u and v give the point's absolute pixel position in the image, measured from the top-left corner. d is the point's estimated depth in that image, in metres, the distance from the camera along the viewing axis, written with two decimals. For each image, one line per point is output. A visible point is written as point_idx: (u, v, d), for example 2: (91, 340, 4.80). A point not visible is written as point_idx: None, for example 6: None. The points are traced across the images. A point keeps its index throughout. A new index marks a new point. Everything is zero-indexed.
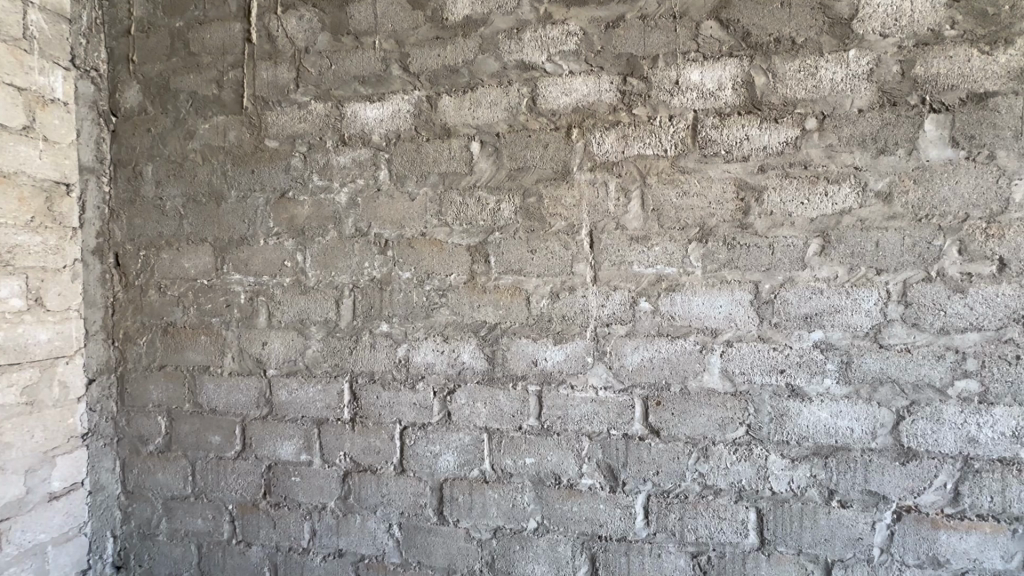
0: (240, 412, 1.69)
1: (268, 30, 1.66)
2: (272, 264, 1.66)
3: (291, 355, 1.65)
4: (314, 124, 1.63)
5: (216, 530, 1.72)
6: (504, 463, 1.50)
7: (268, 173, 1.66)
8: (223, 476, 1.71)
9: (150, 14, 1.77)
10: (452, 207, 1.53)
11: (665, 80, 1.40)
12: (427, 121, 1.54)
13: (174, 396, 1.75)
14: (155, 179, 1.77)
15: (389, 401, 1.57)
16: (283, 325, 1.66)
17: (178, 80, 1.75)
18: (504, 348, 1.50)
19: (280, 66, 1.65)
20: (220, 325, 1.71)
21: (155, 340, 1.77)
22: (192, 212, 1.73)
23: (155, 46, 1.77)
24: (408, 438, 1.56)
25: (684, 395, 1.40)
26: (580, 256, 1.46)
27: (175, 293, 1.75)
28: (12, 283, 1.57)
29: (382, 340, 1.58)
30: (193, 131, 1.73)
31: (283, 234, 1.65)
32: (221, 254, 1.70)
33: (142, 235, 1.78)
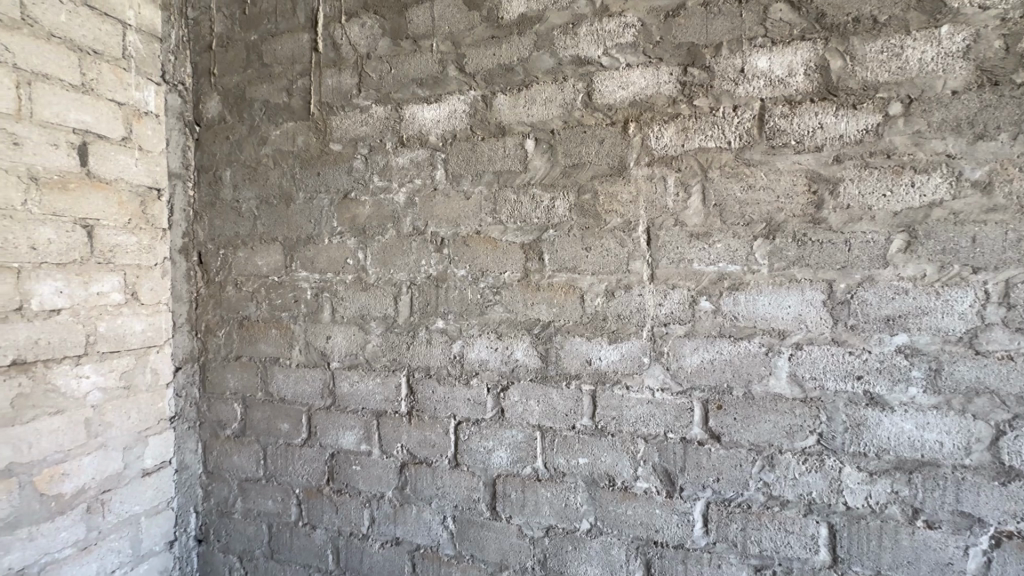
0: (306, 401, 1.79)
1: (332, 39, 1.74)
2: (336, 262, 1.74)
3: (352, 348, 1.73)
4: (374, 127, 1.69)
5: (284, 511, 1.83)
6: (556, 462, 1.50)
7: (332, 175, 1.74)
8: (291, 461, 1.81)
9: (229, 30, 1.91)
10: (507, 205, 1.54)
11: (729, 68, 1.33)
12: (482, 120, 1.56)
13: (248, 384, 1.88)
14: (232, 183, 1.90)
15: (444, 396, 1.61)
16: (345, 320, 1.73)
17: (253, 90, 1.87)
18: (557, 346, 1.49)
19: (344, 72, 1.73)
20: (289, 319, 1.82)
21: (232, 332, 1.91)
22: (265, 213, 1.85)
23: (233, 59, 1.90)
24: (462, 432, 1.59)
25: (748, 400, 1.33)
26: (636, 253, 1.42)
27: (249, 289, 1.88)
28: (113, 279, 1.74)
29: (438, 337, 1.61)
30: (265, 137, 1.85)
31: (346, 233, 1.73)
32: (290, 252, 1.81)
33: (221, 234, 1.92)
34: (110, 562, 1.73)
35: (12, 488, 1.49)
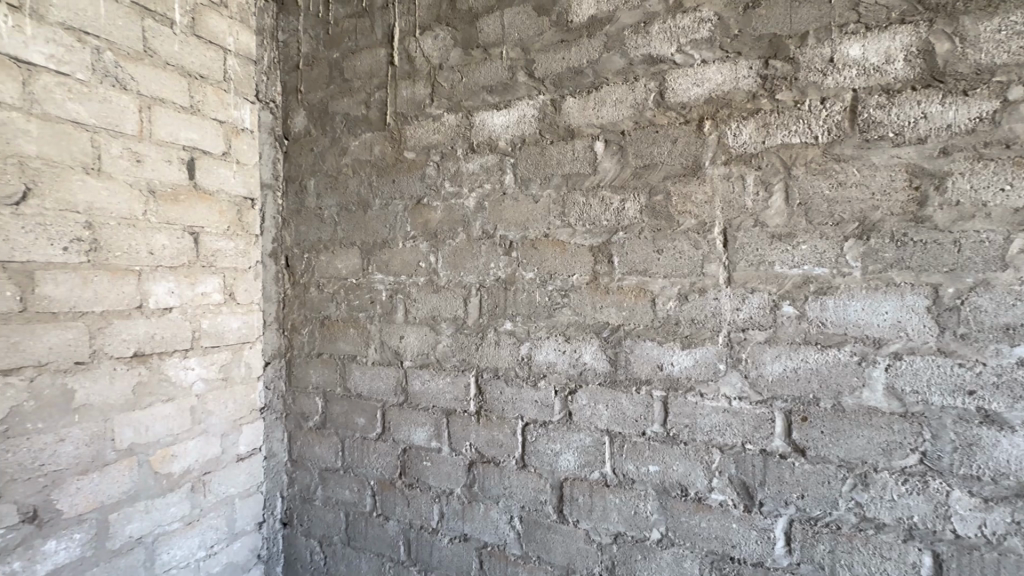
0: (381, 398, 1.88)
1: (407, 52, 1.82)
2: (409, 264, 1.82)
3: (424, 348, 1.79)
4: (446, 135, 1.75)
5: (360, 501, 1.93)
6: (626, 468, 1.47)
7: (406, 182, 1.83)
8: (366, 454, 1.91)
9: (314, 49, 2.05)
10: (576, 208, 1.54)
11: (816, 58, 1.26)
12: (551, 124, 1.57)
13: (328, 379, 2.00)
14: (316, 191, 2.04)
15: (512, 396, 1.63)
16: (417, 320, 1.81)
17: (335, 104, 1.99)
18: (627, 350, 1.47)
19: (418, 83, 1.80)
20: (365, 319, 1.92)
21: (315, 331, 2.04)
22: (345, 219, 1.97)
23: (317, 76, 2.04)
24: (530, 434, 1.60)
25: (838, 412, 1.24)
26: (712, 255, 1.37)
27: (330, 290, 2.00)
28: (214, 280, 1.93)
29: (507, 338, 1.64)
30: (346, 147, 1.96)
31: (419, 238, 1.80)
32: (367, 256, 1.91)
33: (306, 239, 2.07)
34: (210, 538, 1.90)
35: (134, 464, 1.68)
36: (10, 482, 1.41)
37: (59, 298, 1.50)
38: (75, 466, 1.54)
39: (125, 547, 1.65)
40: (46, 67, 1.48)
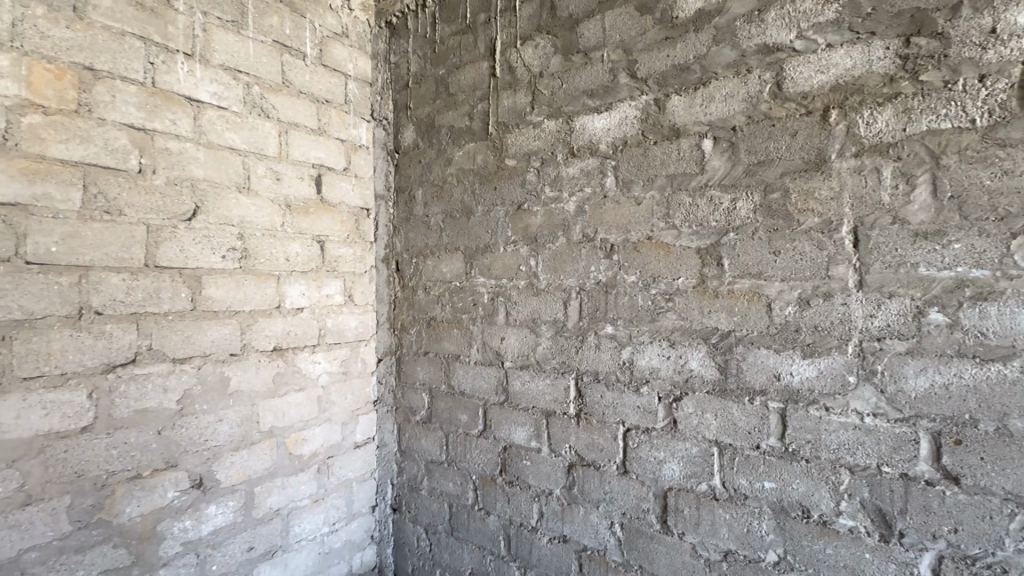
0: (483, 396, 1.96)
1: (509, 63, 1.89)
2: (510, 268, 1.88)
3: (524, 350, 1.84)
4: (546, 141, 1.78)
5: (463, 494, 2.03)
6: (737, 483, 1.39)
7: (507, 188, 1.89)
8: (469, 449, 2.00)
9: (422, 67, 2.19)
10: (681, 209, 1.49)
11: (972, 31, 1.11)
12: (655, 124, 1.54)
13: (434, 377, 2.13)
14: (423, 200, 2.18)
15: (613, 401, 1.61)
16: (518, 322, 1.86)
17: (441, 118, 2.12)
18: (739, 357, 1.39)
19: (519, 92, 1.86)
20: (468, 320, 2.01)
21: (421, 331, 2.18)
22: (449, 225, 2.08)
23: (424, 92, 2.18)
24: (631, 440, 1.58)
25: (1003, 437, 1.08)
26: (838, 257, 1.25)
27: (435, 292, 2.13)
28: (336, 283, 2.14)
29: (607, 342, 1.63)
30: (450, 158, 2.08)
31: (519, 242, 1.85)
32: (470, 260, 2.00)
33: (414, 245, 2.22)
34: (332, 515, 2.11)
35: (274, 445, 1.92)
36: (183, 453, 1.68)
37: (219, 299, 1.76)
38: (230, 443, 1.79)
39: (266, 517, 1.89)
40: (211, 103, 1.75)
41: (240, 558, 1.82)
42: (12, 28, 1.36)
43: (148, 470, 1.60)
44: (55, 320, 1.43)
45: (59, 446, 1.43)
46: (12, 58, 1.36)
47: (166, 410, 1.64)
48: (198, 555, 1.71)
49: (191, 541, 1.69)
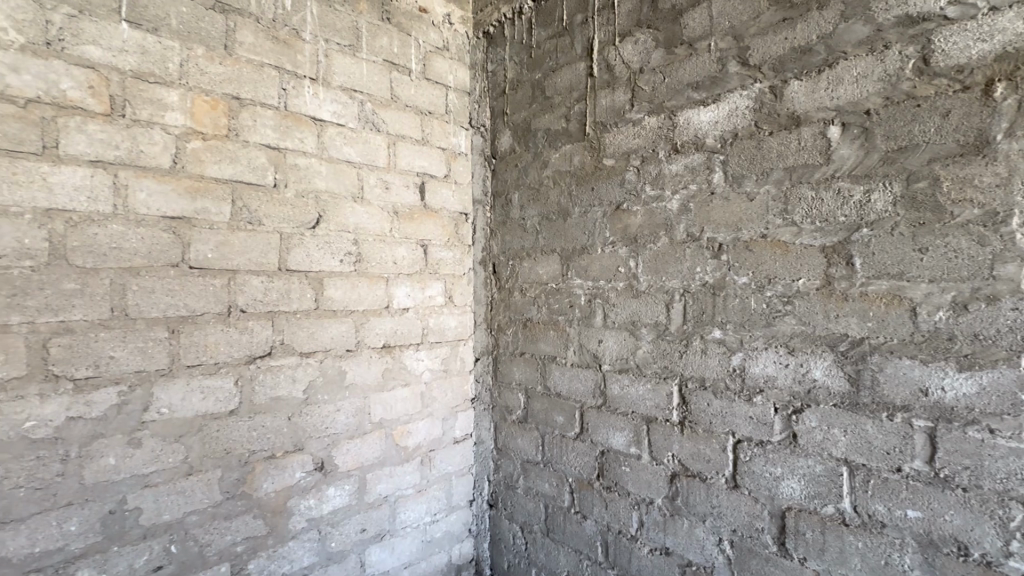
0: (579, 398, 1.94)
1: (607, 61, 1.86)
2: (608, 270, 1.85)
3: (623, 353, 1.80)
4: (647, 138, 1.73)
5: (559, 496, 2.03)
6: (873, 508, 1.25)
7: (605, 189, 1.86)
8: (565, 451, 2.00)
9: (518, 73, 2.23)
10: (802, 204, 1.37)
11: None
12: (770, 113, 1.43)
13: (530, 377, 2.15)
14: (520, 203, 2.22)
15: (722, 410, 1.52)
16: (616, 325, 1.82)
17: (537, 121, 2.14)
18: (874, 367, 1.24)
19: (617, 90, 1.83)
20: (565, 322, 2.01)
21: (517, 332, 2.21)
22: (546, 228, 2.10)
23: (521, 97, 2.22)
24: (743, 452, 1.48)
25: None
26: (1006, 255, 1.09)
27: (531, 294, 2.15)
28: (438, 285, 2.24)
29: (715, 347, 1.54)
30: (547, 160, 2.09)
31: (618, 243, 1.81)
32: (567, 262, 2.00)
33: (510, 248, 2.26)
34: (434, 506, 2.22)
35: (383, 436, 2.06)
36: (308, 438, 1.86)
37: (338, 299, 1.93)
38: (346, 431, 1.95)
39: (377, 502, 2.04)
40: (332, 121, 1.93)
41: (355, 538, 1.97)
42: (180, 67, 1.60)
43: (280, 451, 1.79)
44: (211, 316, 1.65)
45: (213, 425, 1.65)
46: (180, 94, 1.60)
47: (294, 399, 1.82)
48: (320, 531, 1.88)
49: (314, 518, 1.87)
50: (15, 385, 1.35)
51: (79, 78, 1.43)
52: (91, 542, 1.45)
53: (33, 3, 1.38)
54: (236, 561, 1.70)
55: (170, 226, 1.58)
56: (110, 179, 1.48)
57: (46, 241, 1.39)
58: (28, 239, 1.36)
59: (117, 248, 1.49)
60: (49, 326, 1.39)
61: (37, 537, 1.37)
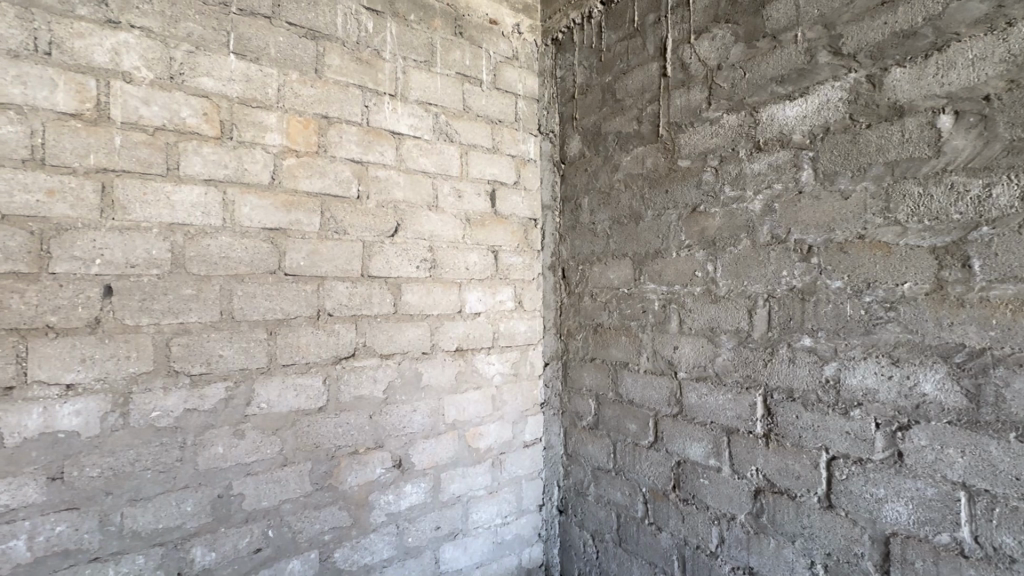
0: (654, 406, 1.90)
1: (682, 59, 1.82)
2: (684, 274, 1.79)
3: (700, 360, 1.73)
4: (726, 137, 1.67)
5: (632, 505, 1.99)
6: (997, 539, 1.15)
7: (681, 191, 1.81)
8: (638, 460, 1.96)
9: (588, 78, 2.23)
10: (907, 201, 1.27)
11: None
12: (868, 105, 1.34)
13: (601, 383, 2.13)
14: (590, 208, 2.21)
15: (814, 423, 1.44)
16: (693, 331, 1.76)
17: (607, 125, 2.12)
18: (998, 383, 1.15)
19: (693, 89, 1.78)
20: (638, 328, 1.97)
21: (588, 337, 2.20)
22: (617, 232, 2.07)
23: (591, 102, 2.22)
24: (838, 470, 1.40)
25: None
26: None
27: (602, 299, 2.13)
28: (508, 290, 2.28)
29: (805, 356, 1.46)
30: (618, 164, 2.07)
31: (695, 246, 1.76)
32: (639, 266, 1.96)
33: (580, 253, 2.25)
34: (505, 508, 2.25)
35: (456, 437, 2.12)
36: (388, 436, 1.95)
37: (414, 304, 2.02)
38: (422, 431, 2.03)
39: (450, 501, 2.10)
40: (409, 134, 2.03)
41: (430, 534, 2.04)
42: (278, 92, 1.75)
43: (362, 448, 1.90)
44: (302, 319, 1.78)
45: (305, 421, 1.78)
46: (278, 116, 1.75)
47: (374, 398, 1.92)
48: (398, 526, 1.97)
49: (393, 513, 1.96)
50: (145, 379, 1.53)
51: (196, 106, 1.61)
52: (203, 522, 1.61)
53: (160, 43, 1.56)
54: (323, 549, 1.81)
55: (268, 236, 1.73)
56: (220, 196, 1.64)
57: (169, 252, 1.56)
58: (155, 250, 1.54)
59: (225, 257, 1.65)
60: (171, 327, 1.57)
61: (160, 514, 1.54)
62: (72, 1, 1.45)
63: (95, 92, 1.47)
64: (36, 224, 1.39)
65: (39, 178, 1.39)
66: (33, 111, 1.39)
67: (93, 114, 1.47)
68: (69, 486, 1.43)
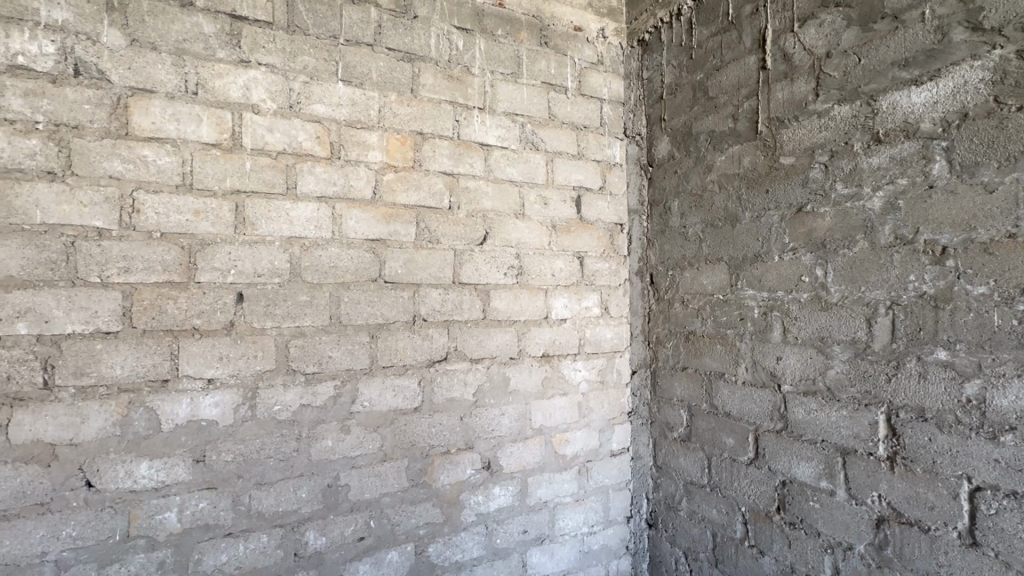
0: (754, 420, 1.79)
1: (784, 50, 1.72)
2: (788, 280, 1.68)
3: (809, 373, 1.62)
4: (837, 130, 1.55)
5: (730, 525, 1.89)
6: None
7: (783, 191, 1.71)
8: (737, 477, 1.86)
9: (678, 77, 2.16)
10: None
11: None
12: (1019, 84, 1.20)
13: (694, 394, 2.04)
14: (680, 211, 2.13)
15: (952, 447, 1.30)
16: (800, 341, 1.65)
17: (699, 124, 2.04)
18: None
19: (797, 81, 1.67)
20: (734, 336, 1.87)
21: (679, 345, 2.11)
22: (710, 235, 1.98)
23: (680, 101, 2.15)
24: (984, 503, 1.26)
25: None
26: None
27: (695, 306, 2.04)
28: (594, 296, 2.25)
29: (938, 370, 1.33)
30: (711, 164, 1.98)
31: (801, 250, 1.65)
32: (736, 271, 1.86)
33: (669, 258, 2.18)
34: (592, 517, 2.22)
35: (543, 442, 2.13)
36: (477, 438, 2.01)
37: (503, 309, 2.07)
38: (510, 434, 2.07)
39: (537, 505, 2.11)
40: (497, 145, 2.09)
41: (517, 537, 2.07)
42: (379, 113, 1.89)
43: (454, 448, 1.97)
44: (399, 324, 1.90)
45: (402, 420, 1.89)
46: (379, 134, 1.89)
47: (465, 400, 2.00)
48: (487, 527, 2.02)
49: (483, 513, 2.01)
50: (269, 376, 1.71)
51: (310, 131, 1.78)
52: (315, 508, 1.76)
53: (282, 77, 1.75)
54: (418, 543, 1.91)
55: (371, 247, 1.86)
56: (330, 211, 1.80)
57: (288, 262, 1.74)
58: (277, 261, 1.72)
59: (335, 267, 1.80)
60: (289, 330, 1.74)
61: (281, 498, 1.71)
62: (213, 46, 1.67)
63: (231, 123, 1.68)
64: (186, 240, 1.62)
65: (188, 200, 1.62)
66: (184, 143, 1.62)
67: (229, 143, 1.68)
68: (210, 467, 1.63)
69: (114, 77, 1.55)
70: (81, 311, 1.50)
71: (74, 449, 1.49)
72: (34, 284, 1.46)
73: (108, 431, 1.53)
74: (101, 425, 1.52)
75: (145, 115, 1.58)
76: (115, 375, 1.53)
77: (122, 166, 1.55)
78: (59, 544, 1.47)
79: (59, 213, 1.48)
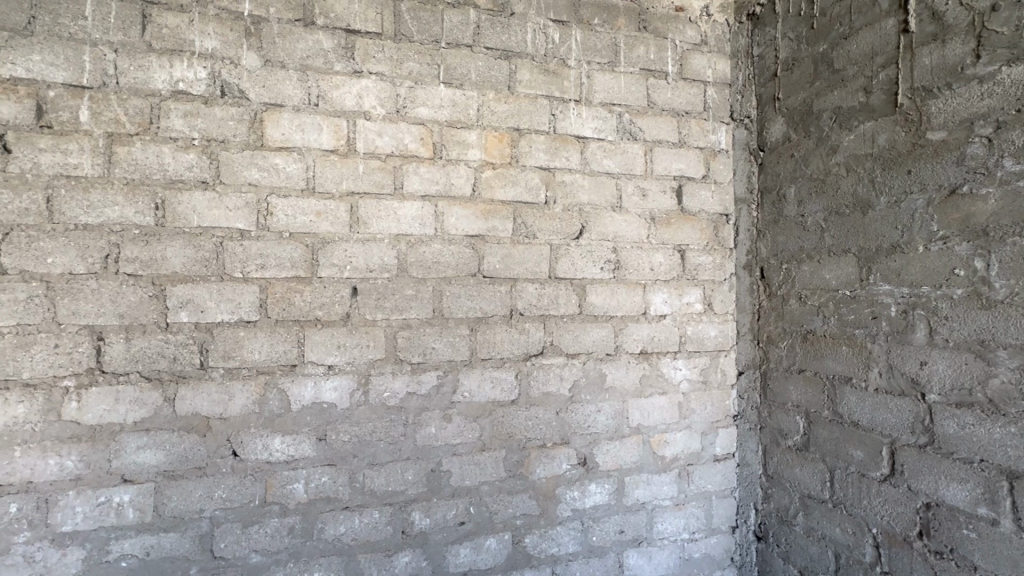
0: (890, 432, 1.59)
1: (932, 7, 1.49)
2: (936, 274, 1.47)
3: (964, 381, 1.41)
4: (1006, 96, 1.33)
5: (857, 547, 1.71)
6: None
7: (930, 172, 1.49)
8: (866, 494, 1.67)
9: (795, 51, 1.97)
10: None
11: None
12: None
13: (813, 399, 1.86)
14: (797, 199, 1.94)
15: None
16: (951, 344, 1.44)
17: (822, 101, 1.84)
18: None
19: (950, 42, 1.45)
20: (865, 337, 1.67)
21: (795, 345, 1.93)
22: (836, 224, 1.78)
23: (798, 77, 1.95)
24: None
25: None
26: None
27: (815, 302, 1.85)
28: (696, 292, 2.13)
29: None
30: (837, 145, 1.78)
31: (953, 239, 1.44)
32: (867, 264, 1.66)
33: (784, 250, 2.00)
34: (693, 523, 2.11)
35: (641, 441, 2.06)
36: (573, 434, 2.00)
37: (600, 305, 2.03)
38: (606, 431, 2.03)
39: (635, 506, 2.05)
40: (594, 137, 2.05)
41: (614, 537, 2.03)
42: (478, 112, 1.94)
43: (550, 442, 1.98)
44: (498, 318, 1.94)
45: (500, 412, 1.94)
46: (478, 133, 1.94)
47: (561, 395, 1.99)
48: (583, 523, 2.01)
49: (578, 509, 2.00)
50: (379, 364, 1.84)
51: (415, 133, 1.88)
52: (420, 491, 1.86)
53: (390, 83, 1.86)
54: (516, 532, 1.95)
55: (471, 242, 1.92)
56: (433, 210, 1.89)
57: (395, 259, 1.85)
58: (386, 257, 1.84)
59: (437, 262, 1.89)
60: (397, 321, 1.86)
61: (391, 479, 1.84)
62: (331, 60, 1.82)
63: (346, 131, 1.82)
64: (310, 239, 1.78)
65: (312, 203, 1.78)
66: (308, 150, 1.79)
67: (345, 149, 1.82)
68: (331, 446, 1.79)
69: (252, 95, 1.75)
70: (227, 303, 1.72)
71: (223, 422, 1.72)
72: (192, 279, 1.69)
73: (250, 408, 1.74)
74: (244, 403, 1.73)
75: (277, 128, 1.76)
76: (254, 359, 1.74)
77: (259, 174, 1.75)
78: (212, 503, 1.70)
79: (211, 217, 1.70)
